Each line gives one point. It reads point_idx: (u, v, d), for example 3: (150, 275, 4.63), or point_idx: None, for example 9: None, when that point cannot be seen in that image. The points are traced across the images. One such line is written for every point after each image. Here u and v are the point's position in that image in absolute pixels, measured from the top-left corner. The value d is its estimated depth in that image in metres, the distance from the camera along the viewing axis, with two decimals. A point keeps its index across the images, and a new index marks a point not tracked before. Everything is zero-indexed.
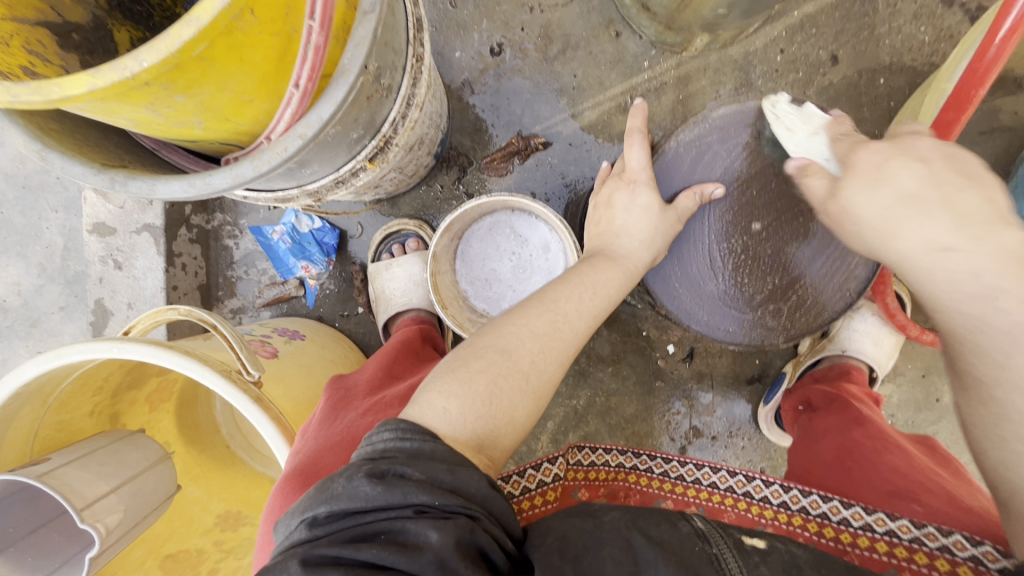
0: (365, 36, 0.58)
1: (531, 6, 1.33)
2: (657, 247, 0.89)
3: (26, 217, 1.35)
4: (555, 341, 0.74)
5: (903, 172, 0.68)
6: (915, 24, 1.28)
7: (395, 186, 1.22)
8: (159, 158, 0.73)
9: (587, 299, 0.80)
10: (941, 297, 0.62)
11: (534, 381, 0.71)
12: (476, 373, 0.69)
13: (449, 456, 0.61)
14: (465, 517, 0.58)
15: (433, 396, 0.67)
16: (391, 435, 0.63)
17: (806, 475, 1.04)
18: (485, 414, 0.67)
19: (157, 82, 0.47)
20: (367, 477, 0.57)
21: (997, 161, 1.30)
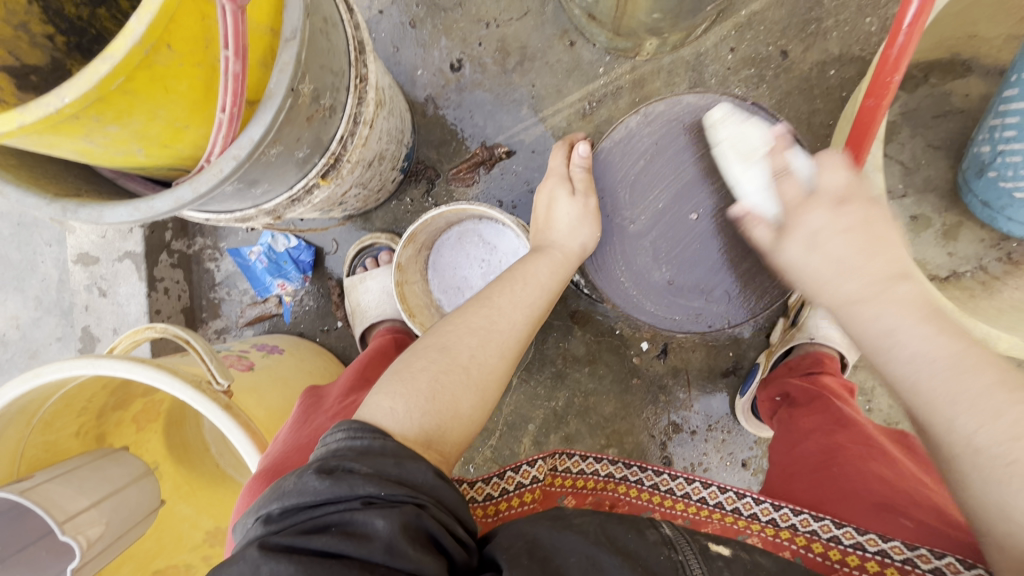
0: (289, 61, 0.63)
1: (487, 22, 1.38)
2: (582, 233, 0.93)
3: (20, 252, 1.41)
4: (491, 334, 0.78)
5: (822, 241, 0.72)
6: (861, 16, 1.32)
7: (362, 202, 1.26)
8: (118, 186, 0.78)
9: (518, 290, 0.85)
10: (861, 341, 0.68)
11: (475, 375, 0.74)
12: (418, 371, 0.72)
13: (397, 450, 0.63)
14: (412, 505, 0.59)
15: (379, 398, 0.70)
16: (343, 435, 0.65)
17: (787, 480, 1.00)
18: (428, 408, 0.69)
19: (86, 114, 0.51)
20: (315, 473, 0.59)
21: (952, 144, 1.32)
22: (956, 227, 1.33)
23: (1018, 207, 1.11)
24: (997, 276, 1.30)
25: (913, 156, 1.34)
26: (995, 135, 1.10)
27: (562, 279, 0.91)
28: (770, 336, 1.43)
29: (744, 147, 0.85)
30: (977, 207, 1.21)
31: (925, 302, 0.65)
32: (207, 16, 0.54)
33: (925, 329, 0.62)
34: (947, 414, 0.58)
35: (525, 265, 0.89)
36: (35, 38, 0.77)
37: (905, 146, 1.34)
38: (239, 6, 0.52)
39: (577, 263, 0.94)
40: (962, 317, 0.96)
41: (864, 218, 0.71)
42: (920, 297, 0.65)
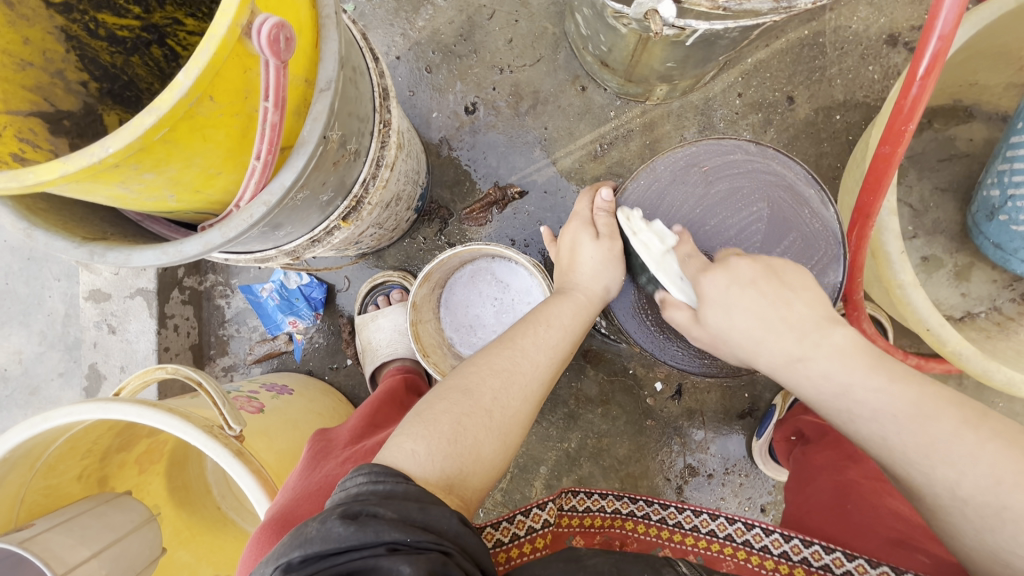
0: (323, 110, 0.64)
1: (502, 68, 1.42)
2: (606, 276, 0.93)
3: (30, 286, 1.40)
4: (514, 376, 0.77)
5: (734, 309, 0.77)
6: (864, 64, 1.36)
7: (376, 241, 1.27)
8: (142, 228, 0.78)
9: (542, 332, 0.84)
10: (813, 400, 0.72)
11: (497, 418, 0.73)
12: (440, 414, 0.71)
13: (421, 495, 0.61)
14: (438, 553, 0.56)
15: (401, 439, 0.68)
16: (364, 479, 0.62)
17: (803, 518, 1.01)
18: (450, 452, 0.68)
19: (126, 163, 0.52)
20: (340, 518, 0.56)
21: (959, 186, 1.34)
22: (967, 268, 1.34)
23: None
24: (1012, 317, 1.30)
25: (921, 198, 1.36)
26: (1005, 179, 1.11)
27: (586, 322, 0.90)
28: (785, 377, 1.41)
29: (656, 234, 0.87)
30: (989, 248, 1.22)
31: (859, 346, 0.70)
32: (249, 70, 0.55)
33: (876, 380, 0.67)
34: (924, 469, 0.63)
35: (546, 308, 0.89)
36: (70, 85, 0.79)
37: (913, 188, 1.36)
38: (283, 61, 0.54)
39: (600, 306, 0.93)
40: (985, 361, 0.95)
41: (761, 270, 0.79)
42: (853, 341, 0.70)
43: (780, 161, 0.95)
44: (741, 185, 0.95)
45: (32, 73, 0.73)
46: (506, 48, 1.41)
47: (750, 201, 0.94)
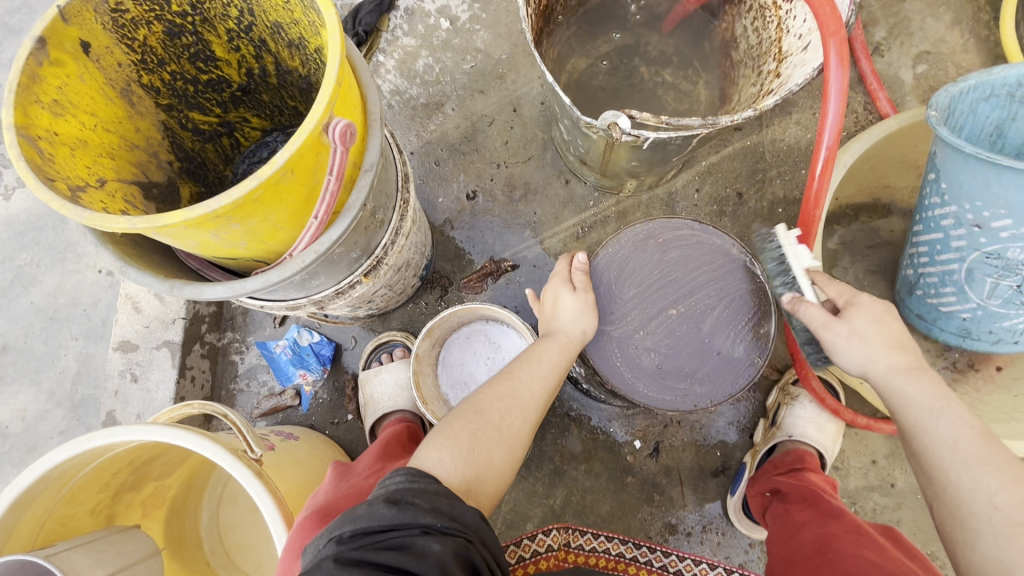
0: (365, 185, 0.85)
1: (499, 163, 1.69)
2: (584, 322, 1.09)
3: (46, 346, 1.54)
4: (515, 400, 0.94)
5: (875, 323, 0.93)
6: (797, 168, 1.65)
7: (385, 302, 1.44)
8: (201, 275, 0.95)
9: (532, 365, 1.02)
10: (910, 400, 0.89)
11: (504, 433, 0.89)
12: (459, 429, 0.86)
13: (448, 492, 0.73)
14: (462, 539, 0.68)
15: (428, 450, 0.82)
16: (402, 478, 0.74)
17: (789, 569, 1.07)
18: (469, 459, 0.82)
19: (225, 215, 0.71)
20: (384, 503, 0.69)
21: (887, 269, 1.58)
22: None
23: (946, 318, 1.31)
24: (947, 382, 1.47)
25: (857, 278, 1.58)
26: (915, 261, 1.33)
27: (569, 360, 1.06)
28: (753, 437, 1.53)
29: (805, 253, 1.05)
30: (915, 319, 1.41)
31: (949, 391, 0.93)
32: (320, 154, 0.77)
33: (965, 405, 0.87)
34: (976, 474, 0.79)
35: (535, 347, 1.06)
36: (161, 162, 1.01)
37: (848, 270, 1.59)
38: (347, 148, 0.75)
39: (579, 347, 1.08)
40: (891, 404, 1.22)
41: None
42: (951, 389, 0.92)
43: (719, 237, 1.17)
44: (691, 255, 1.15)
45: (136, 153, 0.95)
46: (503, 148, 1.70)
47: (699, 268, 1.15)
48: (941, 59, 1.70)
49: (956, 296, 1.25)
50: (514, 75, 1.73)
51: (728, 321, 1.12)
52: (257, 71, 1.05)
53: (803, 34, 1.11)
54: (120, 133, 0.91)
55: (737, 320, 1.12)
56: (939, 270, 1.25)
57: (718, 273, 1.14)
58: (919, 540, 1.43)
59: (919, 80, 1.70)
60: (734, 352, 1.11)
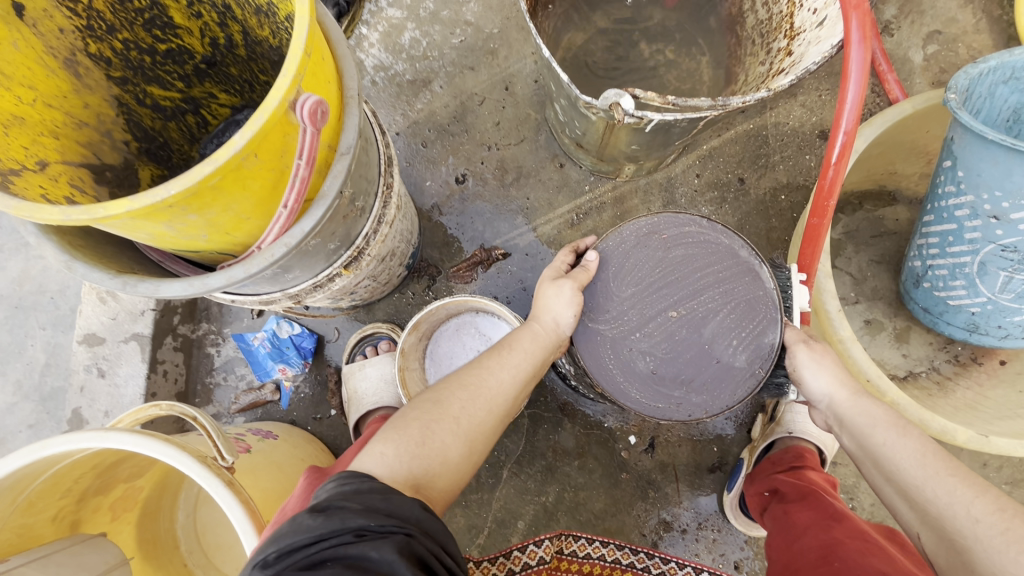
0: (341, 170, 0.76)
1: (489, 145, 1.60)
2: (557, 310, 1.01)
3: (11, 334, 1.40)
4: (480, 391, 0.87)
5: (823, 361, 0.96)
6: (801, 153, 1.58)
7: (369, 293, 1.36)
8: (162, 268, 0.87)
9: (505, 354, 0.95)
10: (871, 423, 0.86)
11: (464, 424, 0.83)
12: (410, 420, 0.81)
13: (383, 488, 0.69)
14: (402, 534, 0.64)
15: (374, 445, 0.78)
16: (333, 484, 0.70)
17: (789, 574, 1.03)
18: (417, 454, 0.77)
19: (178, 205, 0.62)
20: (308, 514, 0.64)
21: (891, 260, 1.53)
22: (905, 332, 1.50)
23: (953, 312, 1.27)
24: (949, 376, 1.44)
25: (860, 268, 1.53)
26: (923, 252, 1.27)
27: (546, 352, 0.99)
28: (750, 432, 1.49)
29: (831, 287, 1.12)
30: (920, 312, 1.37)
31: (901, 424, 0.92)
32: (288, 135, 0.68)
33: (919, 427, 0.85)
34: (946, 486, 0.74)
35: (508, 336, 0.99)
36: (116, 143, 0.91)
37: (852, 260, 1.54)
38: (317, 128, 0.67)
39: (556, 339, 1.01)
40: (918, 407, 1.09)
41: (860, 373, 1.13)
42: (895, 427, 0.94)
43: (728, 236, 1.10)
44: (695, 255, 1.08)
45: (86, 132, 0.85)
46: (494, 129, 1.61)
47: (704, 269, 1.08)
48: (952, 39, 1.63)
49: (966, 289, 1.20)
50: (506, 51, 1.63)
51: (727, 327, 1.06)
52: (222, 42, 0.94)
53: (817, 8, 1.03)
54: (64, 109, 0.81)
55: (739, 326, 1.05)
56: (950, 263, 1.20)
57: (723, 276, 1.07)
58: None
59: (929, 61, 1.62)
60: (734, 361, 1.04)
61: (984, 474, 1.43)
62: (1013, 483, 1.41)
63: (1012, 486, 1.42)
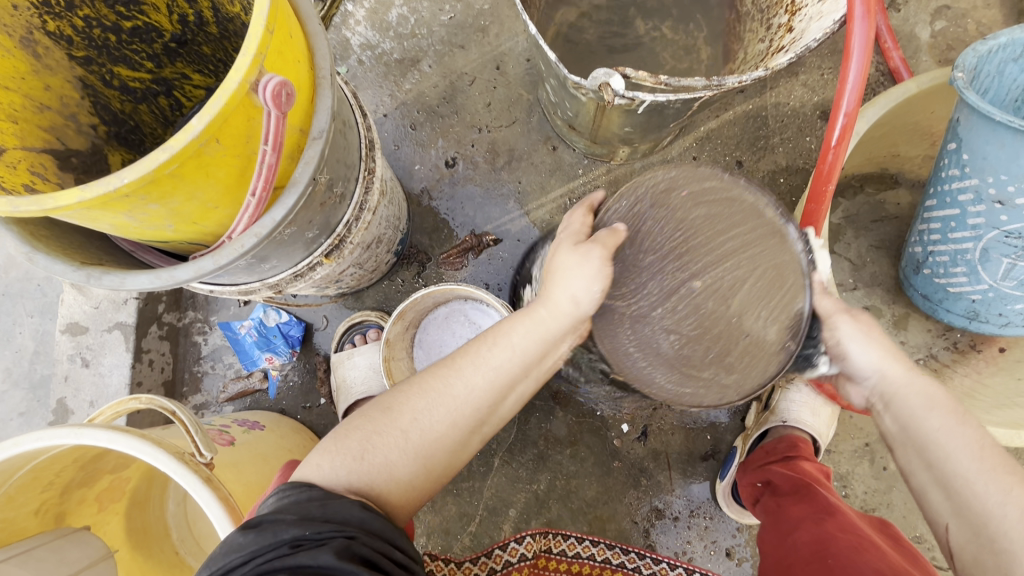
0: (314, 155, 0.73)
1: (480, 127, 1.55)
2: (572, 285, 0.83)
3: None
4: (443, 399, 0.77)
5: (871, 333, 0.83)
6: (801, 135, 1.53)
7: (356, 280, 1.33)
8: (134, 258, 0.84)
9: (485, 351, 0.80)
10: (918, 404, 0.77)
11: (413, 440, 0.75)
12: (352, 431, 0.76)
13: (321, 494, 0.69)
14: (341, 538, 0.65)
15: (315, 457, 0.75)
16: (273, 498, 0.71)
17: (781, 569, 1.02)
18: (358, 469, 0.72)
19: (136, 194, 0.59)
20: (241, 530, 0.66)
21: (892, 245, 1.49)
22: (904, 318, 1.47)
23: (953, 300, 1.24)
24: (947, 363, 1.42)
25: (859, 254, 1.50)
26: (924, 238, 1.24)
27: (544, 343, 0.82)
28: (744, 420, 1.48)
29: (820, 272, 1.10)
30: (919, 299, 1.34)
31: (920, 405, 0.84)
32: (252, 118, 0.64)
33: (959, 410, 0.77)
34: (1001, 486, 0.68)
35: (495, 327, 0.83)
36: (81, 127, 0.87)
37: (851, 245, 1.51)
38: (283, 111, 0.63)
39: (571, 322, 0.84)
40: None
41: None
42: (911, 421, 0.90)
43: (753, 193, 0.94)
44: (718, 217, 0.94)
45: (48, 116, 0.81)
46: (484, 110, 1.56)
47: (728, 233, 0.94)
48: (961, 14, 1.57)
49: (967, 276, 1.17)
50: (497, 28, 1.57)
51: (754, 299, 0.93)
52: (192, 19, 0.90)
53: None
54: (23, 91, 0.77)
55: (769, 297, 0.92)
56: (951, 250, 1.17)
57: (751, 238, 0.93)
58: (908, 523, 1.40)
59: (936, 38, 1.56)
60: (764, 335, 0.92)
61: None
62: None
63: None
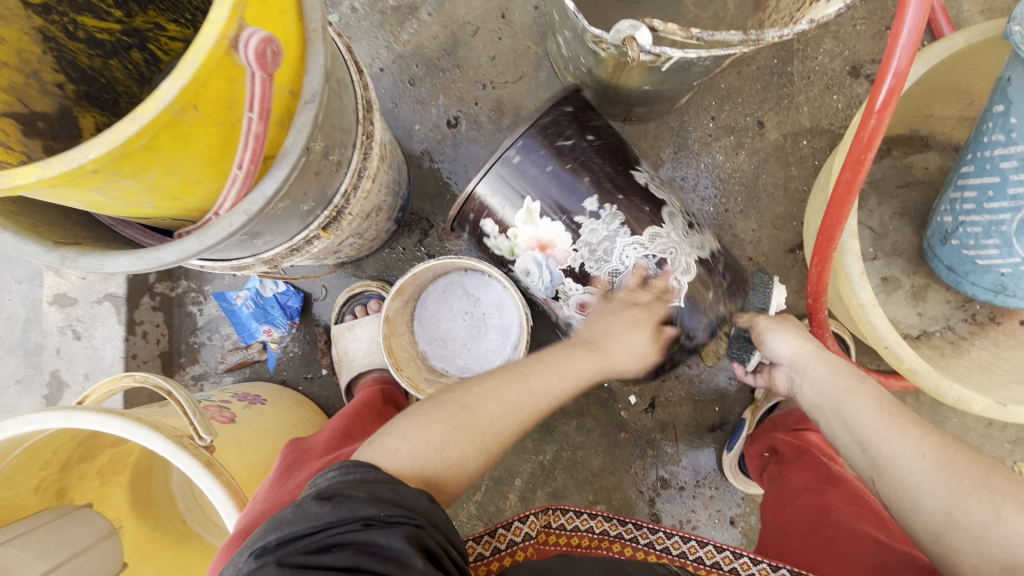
0: (307, 122, 0.65)
1: (484, 83, 1.44)
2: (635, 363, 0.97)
3: None
4: (516, 410, 0.83)
5: (785, 326, 0.95)
6: (828, 93, 1.43)
7: (356, 250, 1.26)
8: (115, 233, 0.77)
9: (555, 380, 0.88)
10: (832, 389, 0.83)
11: (488, 439, 0.79)
12: (434, 421, 0.78)
13: (390, 477, 0.68)
14: (410, 525, 0.63)
15: (388, 438, 0.75)
16: (336, 472, 0.69)
17: (782, 541, 1.04)
18: (434, 459, 0.75)
19: (105, 169, 0.52)
20: (315, 501, 0.63)
21: (916, 212, 1.42)
22: (924, 289, 1.42)
23: (981, 273, 1.18)
24: (964, 336, 1.38)
25: (881, 222, 1.43)
26: (957, 207, 1.17)
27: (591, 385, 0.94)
28: (754, 392, 1.45)
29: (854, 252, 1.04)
30: (943, 270, 1.28)
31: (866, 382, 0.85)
32: (234, 81, 0.56)
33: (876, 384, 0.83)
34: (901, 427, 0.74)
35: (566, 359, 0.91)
36: (45, 86, 0.78)
37: (873, 212, 1.44)
38: (269, 73, 0.56)
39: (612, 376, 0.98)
40: (937, 377, 1.04)
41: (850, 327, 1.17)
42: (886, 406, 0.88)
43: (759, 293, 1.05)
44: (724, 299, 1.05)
45: (6, 74, 0.72)
46: (489, 64, 1.44)
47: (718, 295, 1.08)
48: None
49: (999, 249, 1.11)
50: None
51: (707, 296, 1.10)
52: None
53: None
54: None
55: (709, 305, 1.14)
56: (984, 221, 1.10)
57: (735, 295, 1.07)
58: None
59: None
60: None
61: (988, 433, 1.42)
62: (1015, 441, 1.41)
63: (1014, 445, 1.40)
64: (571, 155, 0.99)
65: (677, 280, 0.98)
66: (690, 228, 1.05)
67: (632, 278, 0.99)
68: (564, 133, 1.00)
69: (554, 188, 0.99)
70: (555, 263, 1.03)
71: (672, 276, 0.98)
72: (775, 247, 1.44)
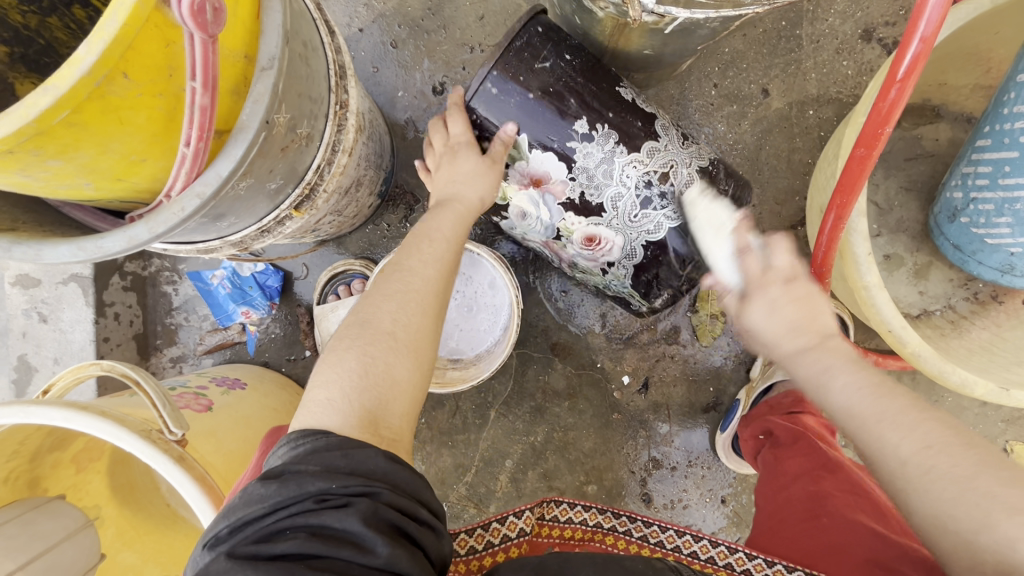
0: (265, 91, 0.58)
1: (472, 46, 1.34)
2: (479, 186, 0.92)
3: None
4: (409, 295, 0.79)
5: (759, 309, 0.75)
6: (838, 59, 1.34)
7: (337, 227, 1.19)
8: (63, 215, 0.70)
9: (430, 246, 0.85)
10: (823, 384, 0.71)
11: (401, 336, 0.74)
12: (345, 350, 0.73)
13: (342, 442, 0.62)
14: (367, 496, 0.59)
15: (315, 391, 0.70)
16: (286, 448, 0.65)
17: (773, 527, 1.03)
18: (363, 384, 0.70)
19: (24, 148, 0.45)
20: (263, 481, 0.60)
21: (923, 187, 1.37)
22: (926, 267, 1.38)
23: (989, 252, 1.14)
24: (964, 315, 1.34)
25: (887, 197, 1.38)
26: (968, 182, 1.11)
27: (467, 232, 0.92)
28: (750, 372, 1.42)
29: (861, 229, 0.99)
30: (949, 249, 1.23)
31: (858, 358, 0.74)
32: (172, 43, 0.49)
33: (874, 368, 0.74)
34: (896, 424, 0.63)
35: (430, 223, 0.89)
36: None
37: (879, 186, 1.38)
38: (210, 34, 0.48)
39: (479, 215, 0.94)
40: (941, 362, 1.00)
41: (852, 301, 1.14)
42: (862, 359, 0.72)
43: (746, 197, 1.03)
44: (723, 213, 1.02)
45: None
46: (476, 25, 1.34)
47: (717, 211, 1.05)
48: None
49: (1011, 228, 1.06)
50: None
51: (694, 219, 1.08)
52: None
53: None
54: None
55: None
56: (998, 197, 1.05)
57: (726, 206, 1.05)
58: None
59: None
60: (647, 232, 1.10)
61: (982, 412, 1.40)
62: (1009, 421, 1.40)
63: (1008, 424, 1.40)
64: (556, 77, 0.90)
65: (681, 195, 0.95)
66: (685, 139, 0.99)
67: (638, 202, 0.95)
68: (540, 56, 0.89)
69: (533, 128, 0.91)
70: (554, 198, 0.97)
71: (676, 195, 0.95)
72: (776, 223, 1.38)
